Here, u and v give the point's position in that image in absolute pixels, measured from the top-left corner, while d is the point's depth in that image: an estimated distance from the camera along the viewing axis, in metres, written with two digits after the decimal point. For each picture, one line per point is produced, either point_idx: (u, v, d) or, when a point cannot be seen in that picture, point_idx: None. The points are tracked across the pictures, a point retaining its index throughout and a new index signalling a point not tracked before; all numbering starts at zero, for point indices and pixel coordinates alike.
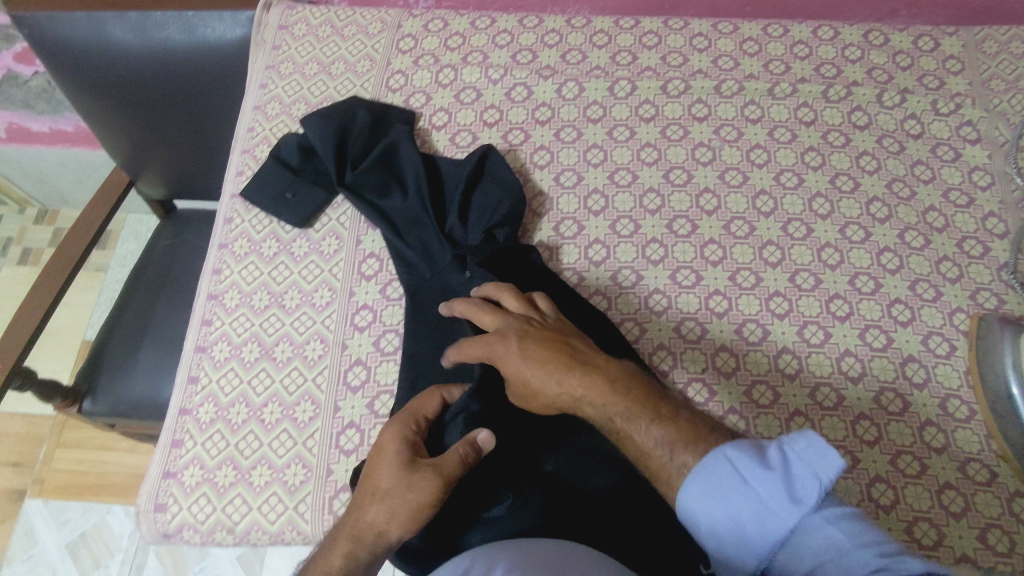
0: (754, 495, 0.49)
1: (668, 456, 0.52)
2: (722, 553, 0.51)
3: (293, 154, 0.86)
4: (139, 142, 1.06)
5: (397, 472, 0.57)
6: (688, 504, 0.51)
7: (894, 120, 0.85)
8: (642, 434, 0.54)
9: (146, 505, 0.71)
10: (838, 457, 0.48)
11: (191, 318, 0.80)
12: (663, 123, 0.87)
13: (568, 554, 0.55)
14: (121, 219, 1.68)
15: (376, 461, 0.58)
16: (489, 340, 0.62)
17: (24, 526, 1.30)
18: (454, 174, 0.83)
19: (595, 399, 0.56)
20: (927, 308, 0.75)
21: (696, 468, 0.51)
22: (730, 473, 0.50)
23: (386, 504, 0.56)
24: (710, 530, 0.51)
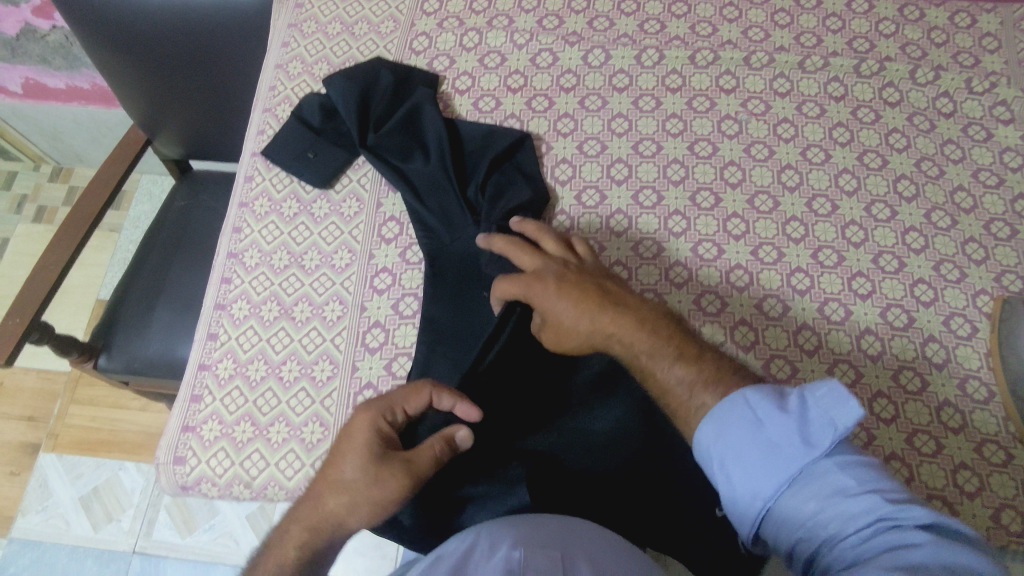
0: (765, 436, 0.49)
1: (687, 394, 0.54)
2: (730, 498, 0.51)
3: (315, 114, 0.85)
4: (158, 100, 1.06)
5: (364, 467, 0.56)
6: (701, 443, 0.52)
7: (926, 98, 0.84)
8: (665, 371, 0.56)
9: (165, 458, 0.72)
10: (857, 404, 0.47)
11: (211, 276, 0.80)
12: (690, 94, 0.85)
13: (572, 533, 0.55)
14: (136, 179, 1.68)
15: (345, 450, 0.57)
16: (527, 275, 0.63)
17: (39, 479, 1.33)
18: (477, 141, 0.82)
19: (625, 336, 0.58)
20: (950, 289, 0.74)
21: (714, 408, 0.52)
22: (746, 415, 0.51)
23: (349, 498, 0.55)
24: (718, 470, 0.51)
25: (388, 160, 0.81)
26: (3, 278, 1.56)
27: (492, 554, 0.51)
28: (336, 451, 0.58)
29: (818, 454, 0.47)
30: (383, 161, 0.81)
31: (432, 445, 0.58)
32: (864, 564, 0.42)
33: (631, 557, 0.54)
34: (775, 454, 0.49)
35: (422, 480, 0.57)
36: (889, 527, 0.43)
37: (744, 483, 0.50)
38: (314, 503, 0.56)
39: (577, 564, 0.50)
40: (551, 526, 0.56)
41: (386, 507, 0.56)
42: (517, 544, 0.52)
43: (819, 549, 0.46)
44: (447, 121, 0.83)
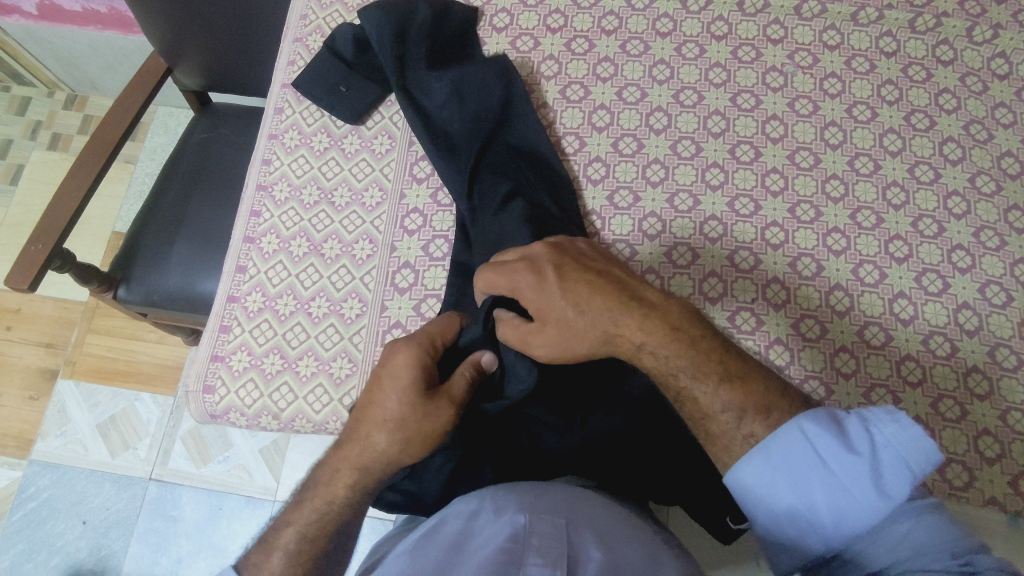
0: (829, 472, 0.50)
1: (735, 423, 0.52)
2: (788, 527, 0.52)
3: (349, 46, 0.83)
4: (181, 27, 1.03)
5: (407, 404, 0.56)
6: (752, 474, 0.52)
7: (981, 58, 0.81)
8: (710, 396, 0.53)
9: (195, 385, 0.73)
10: (933, 448, 0.48)
11: (239, 208, 0.80)
12: (736, 42, 0.83)
13: (575, 500, 0.56)
14: (152, 110, 1.65)
15: (383, 388, 0.57)
16: (524, 274, 0.57)
17: (58, 405, 1.35)
18: (512, 94, 0.79)
19: (659, 348, 0.54)
20: (989, 256, 0.73)
21: (767, 440, 0.51)
22: (811, 454, 0.50)
23: (395, 435, 0.56)
24: (774, 497, 0.52)
25: (422, 102, 0.79)
26: (20, 205, 1.55)
27: (497, 519, 0.53)
28: (374, 391, 0.58)
29: (888, 494, 0.48)
30: (415, 104, 0.79)
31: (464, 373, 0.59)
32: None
33: (631, 532, 0.55)
34: (842, 490, 0.50)
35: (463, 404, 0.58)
36: None
37: (803, 509, 0.51)
38: (359, 444, 0.57)
39: (580, 530, 0.51)
40: (557, 493, 0.57)
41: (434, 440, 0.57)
42: (523, 509, 0.53)
43: None
44: (490, 67, 0.79)
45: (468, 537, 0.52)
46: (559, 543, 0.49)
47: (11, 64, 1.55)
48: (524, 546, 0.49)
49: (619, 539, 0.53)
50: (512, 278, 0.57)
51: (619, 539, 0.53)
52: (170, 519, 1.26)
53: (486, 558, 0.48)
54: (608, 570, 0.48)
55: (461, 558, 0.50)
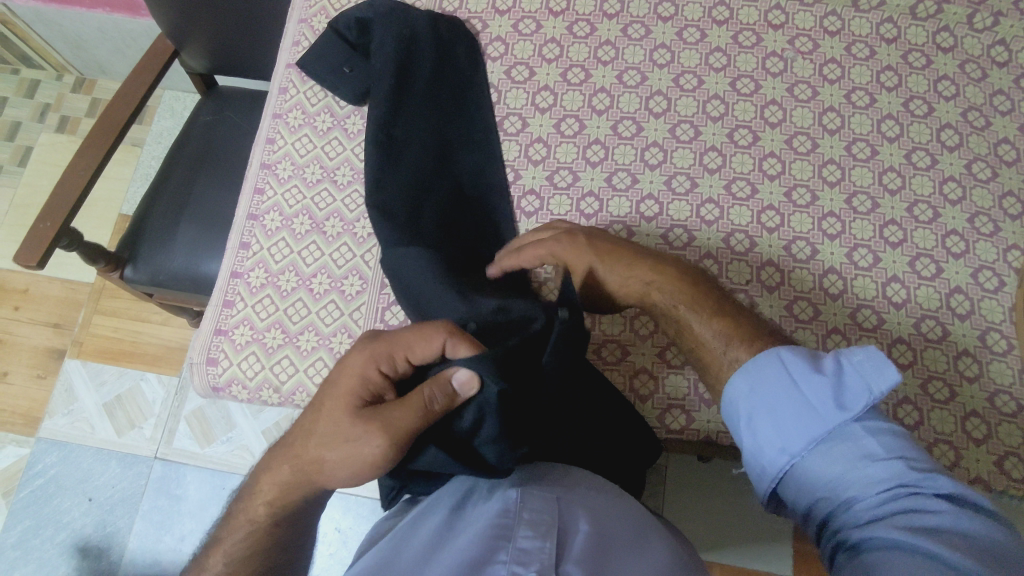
0: (798, 393, 0.51)
1: (721, 348, 0.60)
2: (758, 456, 0.52)
3: (352, 36, 0.83)
4: (188, 10, 1.04)
5: (337, 421, 0.52)
6: (732, 398, 0.54)
7: (981, 45, 0.81)
8: (702, 327, 0.62)
9: (199, 358, 0.75)
10: (895, 373, 0.48)
11: (244, 185, 0.81)
12: (737, 28, 0.83)
13: (568, 481, 0.56)
14: (159, 94, 1.66)
15: (325, 398, 0.54)
16: (551, 228, 0.72)
17: (65, 383, 1.38)
18: (477, 127, 0.81)
19: (666, 287, 0.65)
20: (982, 242, 0.74)
21: (747, 365, 0.54)
22: (782, 378, 0.52)
23: (325, 450, 0.52)
24: (748, 427, 0.53)
25: (401, 104, 0.79)
26: (27, 186, 1.57)
27: (489, 499, 0.52)
28: (316, 401, 0.55)
29: (849, 414, 0.48)
30: (393, 116, 0.78)
31: (414, 400, 0.52)
32: (883, 530, 0.43)
33: (624, 510, 0.56)
34: (807, 412, 0.50)
35: (402, 434, 0.51)
36: (910, 494, 0.44)
37: (774, 440, 0.51)
38: (289, 449, 0.55)
39: (572, 507, 0.52)
40: (551, 475, 0.57)
41: (361, 469, 0.51)
42: (515, 486, 0.53)
43: (837, 509, 0.47)
44: (472, 97, 0.82)
45: (461, 516, 0.52)
46: (549, 516, 0.49)
47: (20, 46, 1.57)
48: (514, 519, 0.48)
49: (612, 516, 0.53)
50: (545, 229, 0.72)
51: (611, 516, 0.53)
52: (173, 497, 1.28)
53: (477, 535, 0.48)
54: (595, 543, 0.49)
55: (454, 537, 0.50)
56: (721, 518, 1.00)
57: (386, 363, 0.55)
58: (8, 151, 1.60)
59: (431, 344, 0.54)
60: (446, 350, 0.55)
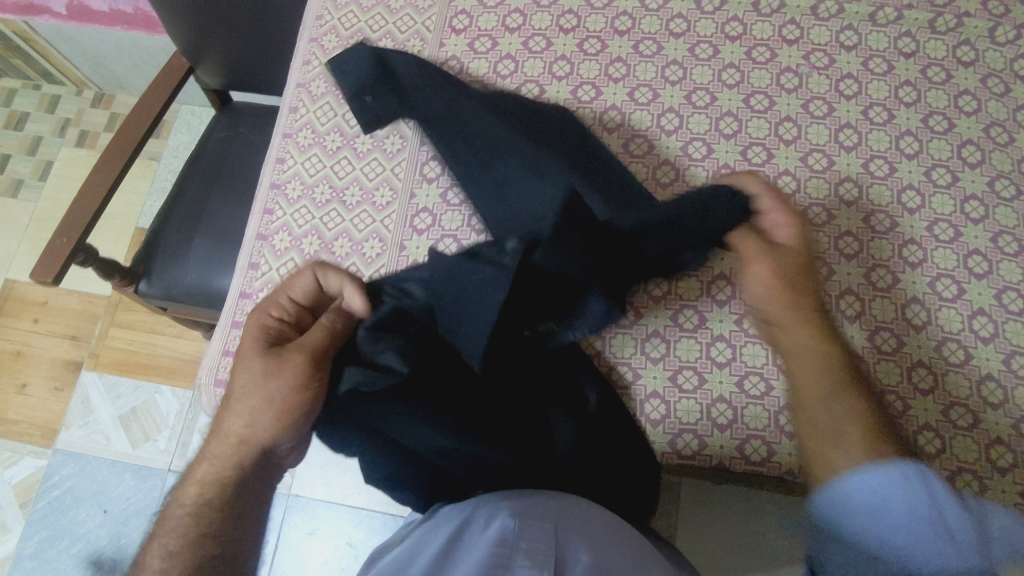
0: (922, 516, 0.58)
1: (857, 438, 0.61)
2: (862, 544, 0.60)
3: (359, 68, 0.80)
4: (204, 28, 1.04)
5: (251, 368, 0.57)
6: (856, 484, 0.60)
7: (1004, 59, 0.79)
8: (839, 412, 0.63)
9: (206, 379, 0.75)
10: None
11: (254, 206, 0.81)
12: (750, 43, 0.82)
13: (569, 509, 0.55)
14: (175, 109, 1.68)
15: (236, 363, 0.60)
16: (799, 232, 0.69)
17: (81, 396, 1.39)
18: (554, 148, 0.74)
19: (832, 359, 0.65)
20: (1006, 262, 0.72)
21: (885, 464, 0.59)
22: (924, 501, 0.59)
23: (249, 396, 0.57)
24: (864, 516, 0.60)
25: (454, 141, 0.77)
26: (48, 200, 1.59)
27: (486, 528, 0.51)
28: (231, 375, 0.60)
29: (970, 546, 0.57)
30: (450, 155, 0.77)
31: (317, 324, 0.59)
32: None
33: (623, 541, 0.55)
34: (922, 533, 0.58)
35: (315, 353, 0.56)
36: None
37: (882, 536, 0.59)
38: (225, 420, 0.58)
39: (570, 535, 0.51)
40: (549, 501, 0.56)
41: (290, 393, 0.55)
42: (513, 513, 0.52)
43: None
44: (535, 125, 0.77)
45: (457, 543, 0.51)
46: (546, 545, 0.48)
47: (42, 62, 1.59)
48: (512, 548, 0.48)
49: (611, 546, 0.52)
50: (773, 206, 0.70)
51: (611, 547, 0.52)
52: None
53: (473, 564, 0.47)
54: None
55: (453, 568, 0.49)
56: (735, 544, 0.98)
57: (277, 309, 0.63)
58: (30, 166, 1.62)
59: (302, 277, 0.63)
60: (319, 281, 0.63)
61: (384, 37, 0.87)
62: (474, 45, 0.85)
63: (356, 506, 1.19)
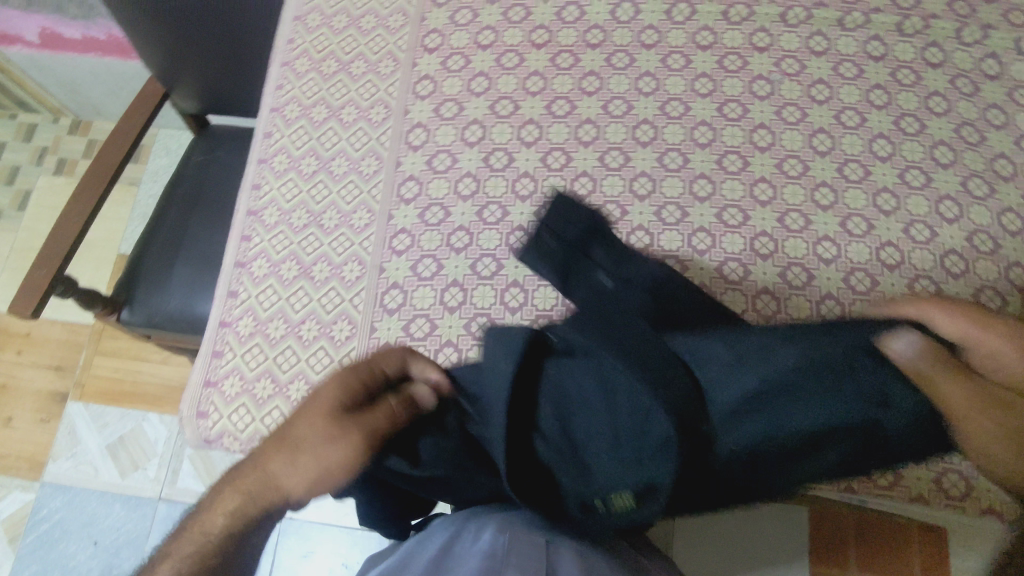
0: None
1: None
2: None
3: (568, 224, 0.73)
4: (177, 53, 1.04)
5: (316, 424, 0.50)
6: None
7: (971, 59, 0.80)
8: None
9: (189, 411, 0.74)
10: None
11: (231, 233, 0.81)
12: (721, 52, 0.83)
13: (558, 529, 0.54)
14: (153, 133, 1.67)
15: (302, 404, 0.52)
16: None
17: (68, 427, 1.37)
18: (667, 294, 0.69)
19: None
20: (983, 261, 0.72)
21: None
22: None
23: (300, 451, 0.49)
24: None
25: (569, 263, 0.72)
26: (28, 230, 1.57)
27: (478, 542, 0.51)
28: (290, 414, 0.52)
29: None
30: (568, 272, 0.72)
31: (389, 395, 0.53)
32: None
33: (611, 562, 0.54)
34: None
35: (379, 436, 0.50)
36: None
37: None
38: (257, 459, 0.51)
39: (560, 552, 0.50)
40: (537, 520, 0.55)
41: (343, 467, 0.48)
42: (502, 529, 0.51)
43: None
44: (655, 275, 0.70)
45: (446, 557, 0.50)
46: (536, 562, 0.47)
47: (18, 92, 1.59)
48: (502, 562, 0.46)
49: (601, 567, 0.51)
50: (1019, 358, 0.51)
51: (600, 566, 0.51)
52: None
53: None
54: None
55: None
56: (728, 550, 0.97)
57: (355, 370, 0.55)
58: (8, 196, 1.61)
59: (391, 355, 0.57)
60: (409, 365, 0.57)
61: (357, 58, 0.87)
62: (447, 64, 0.85)
63: (348, 526, 1.18)
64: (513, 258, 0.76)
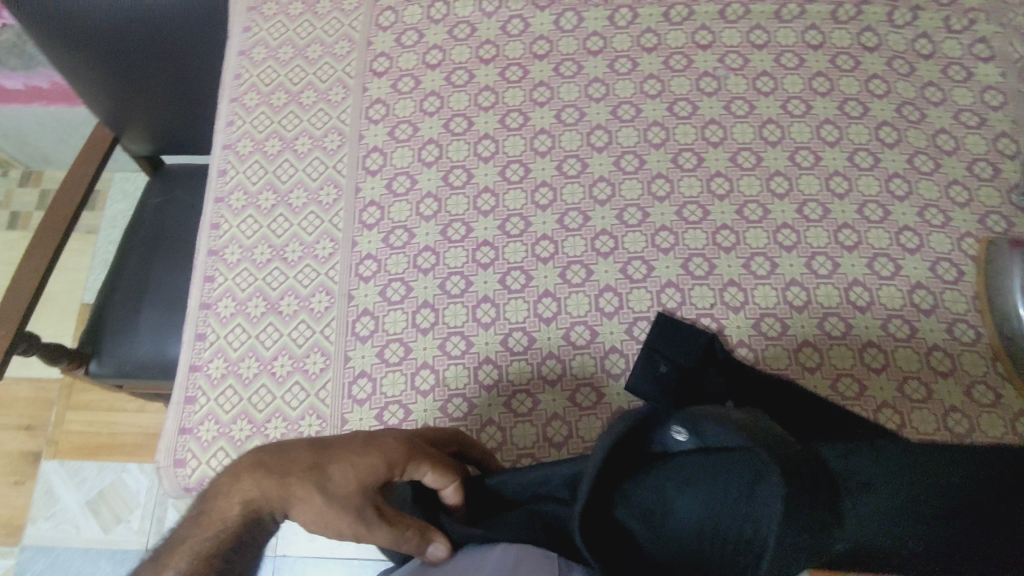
0: None
1: None
2: None
3: (685, 356, 0.69)
4: (124, 98, 1.01)
5: (355, 491, 0.50)
6: None
7: (905, 40, 0.83)
8: None
9: (165, 461, 0.71)
10: None
11: (193, 275, 0.79)
12: (666, 52, 0.85)
13: None
14: (107, 178, 1.64)
15: (354, 446, 0.52)
16: None
17: (44, 486, 1.32)
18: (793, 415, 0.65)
19: None
20: (936, 234, 0.74)
21: None
22: None
23: (318, 496, 0.49)
24: None
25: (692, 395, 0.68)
26: None
27: (491, 547, 0.51)
28: (343, 453, 0.52)
29: None
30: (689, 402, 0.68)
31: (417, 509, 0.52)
32: None
33: None
34: None
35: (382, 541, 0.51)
36: None
37: None
38: (286, 461, 0.51)
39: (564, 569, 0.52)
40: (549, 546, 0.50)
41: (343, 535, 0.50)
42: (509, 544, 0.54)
43: None
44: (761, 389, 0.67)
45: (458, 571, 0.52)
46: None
47: None
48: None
49: None
50: None
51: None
52: None
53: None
54: None
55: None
56: None
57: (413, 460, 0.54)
58: None
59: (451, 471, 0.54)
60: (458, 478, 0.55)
61: (306, 88, 0.87)
62: (398, 86, 0.86)
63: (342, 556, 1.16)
64: (481, 274, 0.75)
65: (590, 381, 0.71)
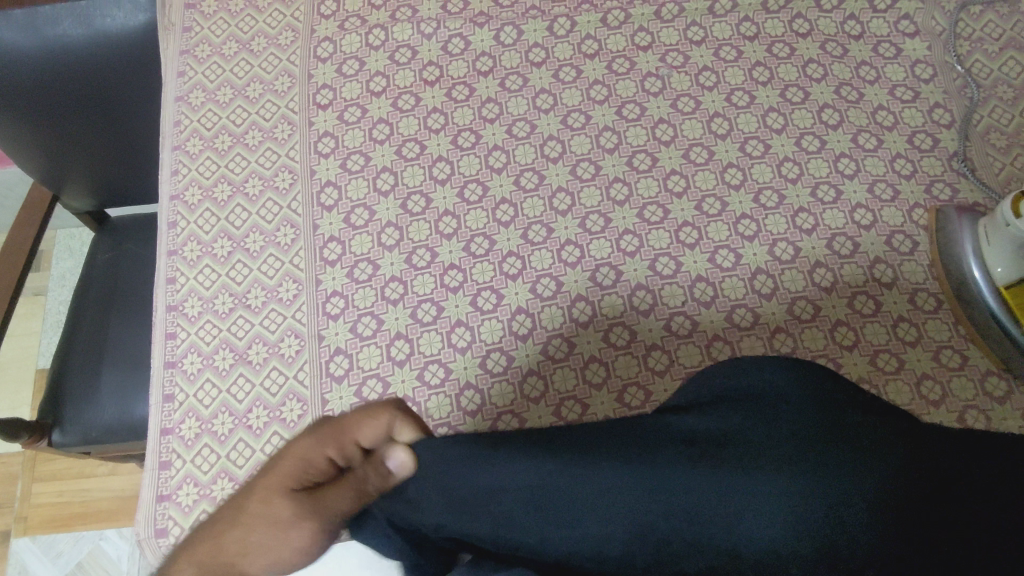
0: None
1: None
2: None
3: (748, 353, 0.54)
4: (60, 158, 0.97)
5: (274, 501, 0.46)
6: None
7: (834, 23, 0.86)
8: None
9: (145, 532, 0.68)
10: None
11: (154, 334, 0.76)
12: (608, 57, 0.86)
13: None
14: (51, 236, 1.57)
15: (264, 467, 0.49)
16: None
17: (18, 566, 1.26)
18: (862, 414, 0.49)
19: None
20: (888, 208, 0.76)
21: None
22: None
23: (249, 526, 0.46)
24: None
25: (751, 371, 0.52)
26: None
27: None
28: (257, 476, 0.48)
29: None
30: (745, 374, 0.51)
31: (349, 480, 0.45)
32: None
33: None
34: None
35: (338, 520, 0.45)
36: None
37: None
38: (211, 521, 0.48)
39: None
40: None
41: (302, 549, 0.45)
42: None
43: None
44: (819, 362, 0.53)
45: None
46: None
47: None
48: None
49: None
50: None
51: None
52: None
53: None
54: None
55: None
56: None
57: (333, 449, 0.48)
58: None
59: (372, 425, 0.47)
60: (393, 428, 0.47)
61: (250, 128, 0.85)
62: (344, 117, 0.84)
63: None
64: (452, 297, 0.75)
65: (573, 394, 0.71)
